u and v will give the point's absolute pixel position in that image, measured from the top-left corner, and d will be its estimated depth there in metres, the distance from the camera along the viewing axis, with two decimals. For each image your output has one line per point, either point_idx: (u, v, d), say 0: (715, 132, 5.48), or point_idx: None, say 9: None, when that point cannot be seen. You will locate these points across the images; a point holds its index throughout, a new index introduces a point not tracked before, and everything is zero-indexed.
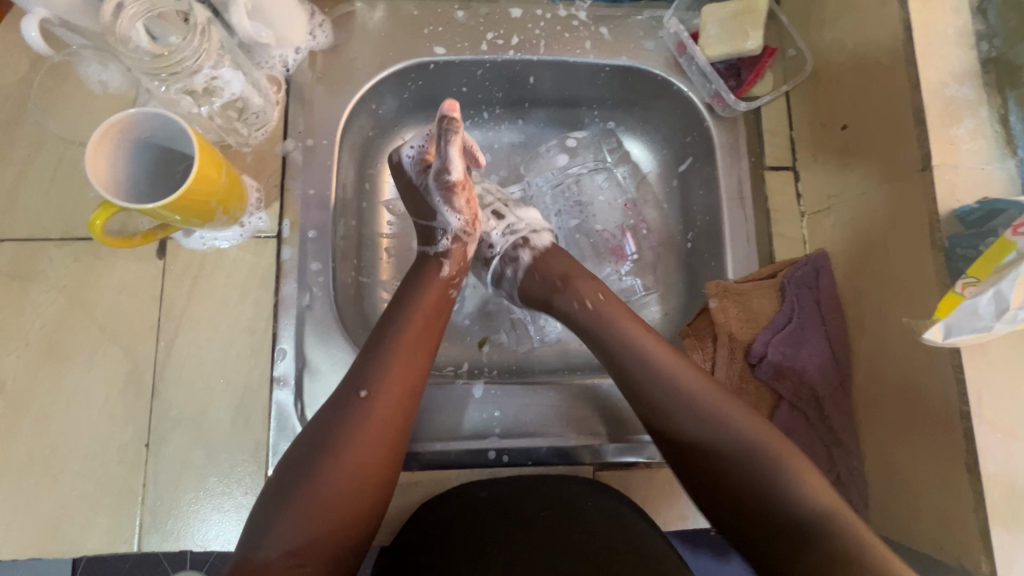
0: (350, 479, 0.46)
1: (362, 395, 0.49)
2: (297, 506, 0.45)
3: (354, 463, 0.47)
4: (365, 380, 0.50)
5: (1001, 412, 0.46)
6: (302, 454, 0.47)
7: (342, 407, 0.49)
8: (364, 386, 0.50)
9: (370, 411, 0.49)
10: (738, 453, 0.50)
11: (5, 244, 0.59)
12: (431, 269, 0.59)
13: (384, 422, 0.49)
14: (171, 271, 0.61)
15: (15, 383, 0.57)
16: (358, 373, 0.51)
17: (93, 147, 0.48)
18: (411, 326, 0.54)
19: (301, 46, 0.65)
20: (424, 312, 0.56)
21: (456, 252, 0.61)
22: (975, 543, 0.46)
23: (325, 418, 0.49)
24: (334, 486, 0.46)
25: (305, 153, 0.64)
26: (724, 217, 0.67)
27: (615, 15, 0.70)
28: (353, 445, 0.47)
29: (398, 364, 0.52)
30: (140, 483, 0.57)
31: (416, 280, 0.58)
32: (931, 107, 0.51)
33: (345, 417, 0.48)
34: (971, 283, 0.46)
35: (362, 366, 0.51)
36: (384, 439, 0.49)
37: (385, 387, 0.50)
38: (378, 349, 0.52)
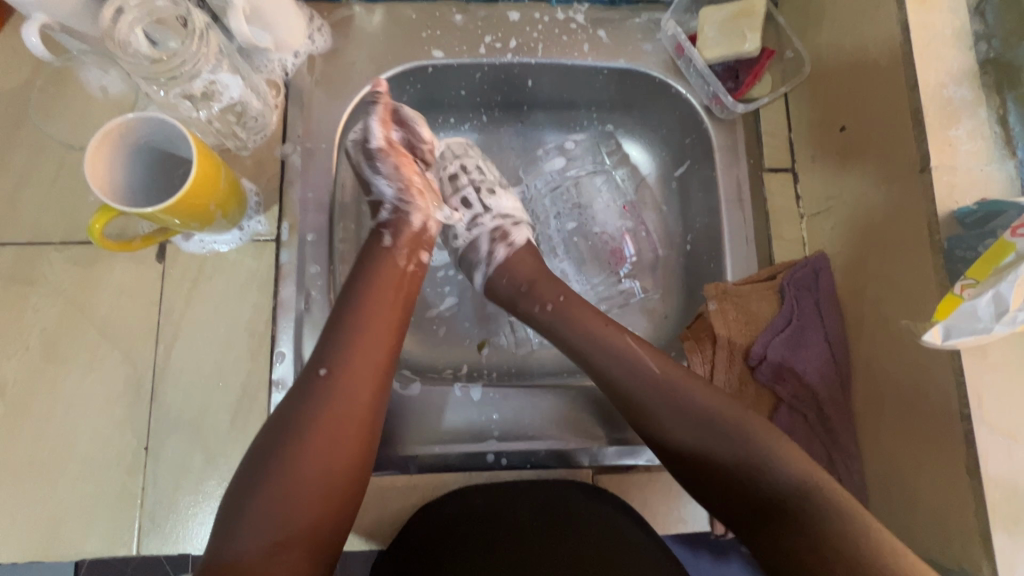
0: (315, 460, 0.46)
1: (322, 373, 0.50)
2: (269, 490, 0.45)
3: (315, 441, 0.47)
4: (324, 359, 0.50)
5: (1001, 414, 0.46)
6: (266, 440, 0.47)
7: (304, 389, 0.49)
8: (323, 365, 0.50)
9: (331, 389, 0.49)
10: (702, 435, 0.52)
11: (6, 249, 0.59)
12: (377, 246, 0.58)
13: (346, 399, 0.49)
14: (170, 275, 0.61)
15: (15, 387, 0.57)
16: (319, 352, 0.51)
17: (92, 152, 0.49)
18: (371, 306, 0.54)
19: (300, 50, 0.66)
20: (384, 286, 0.55)
21: (401, 224, 0.60)
22: (976, 546, 0.46)
23: (289, 401, 0.49)
24: (304, 467, 0.46)
25: (304, 156, 0.64)
26: (723, 219, 0.67)
27: (613, 18, 0.70)
28: (314, 425, 0.47)
29: (357, 342, 0.51)
30: (139, 487, 0.57)
31: (372, 260, 0.58)
32: (929, 108, 0.50)
33: (306, 398, 0.48)
34: (970, 284, 0.45)
35: (323, 346, 0.51)
36: (348, 418, 0.49)
37: (346, 366, 0.50)
38: (337, 328, 0.52)
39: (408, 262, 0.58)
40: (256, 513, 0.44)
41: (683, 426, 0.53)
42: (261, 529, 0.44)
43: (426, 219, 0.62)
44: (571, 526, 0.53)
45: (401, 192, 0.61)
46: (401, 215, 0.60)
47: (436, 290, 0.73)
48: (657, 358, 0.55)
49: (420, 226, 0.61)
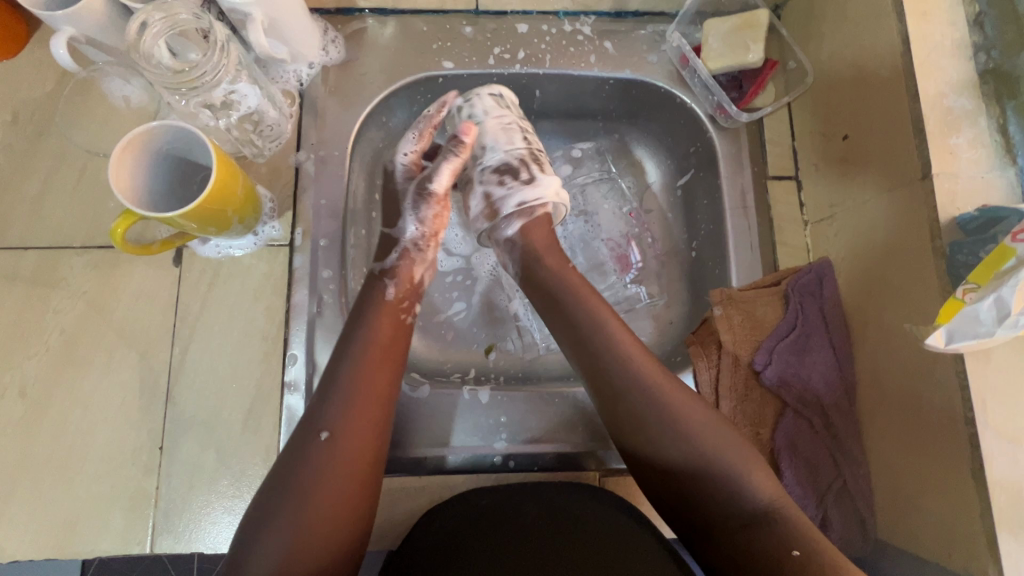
0: (324, 519, 0.46)
1: (323, 437, 0.49)
2: (272, 550, 0.45)
3: (318, 506, 0.46)
4: (326, 421, 0.50)
5: (1006, 418, 0.46)
6: (269, 506, 0.47)
7: (301, 448, 0.49)
8: (325, 428, 0.49)
9: (332, 452, 0.49)
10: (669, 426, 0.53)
11: (29, 252, 0.61)
12: (377, 296, 0.58)
13: (344, 460, 0.49)
14: (187, 278, 0.62)
15: (34, 387, 0.59)
16: (315, 411, 0.50)
17: (116, 161, 0.50)
18: (374, 364, 0.53)
19: (315, 62, 0.68)
20: (385, 343, 0.55)
21: (403, 274, 0.60)
22: (982, 551, 0.46)
23: (286, 462, 0.49)
24: (313, 528, 0.46)
25: (317, 164, 0.66)
26: (728, 225, 0.68)
27: (619, 30, 0.72)
28: (315, 489, 0.47)
29: (360, 404, 0.51)
30: (153, 486, 0.58)
31: (369, 310, 0.57)
32: (930, 117, 0.51)
33: (306, 462, 0.48)
34: (972, 288, 0.46)
35: (318, 405, 0.51)
36: (353, 475, 0.49)
37: (346, 427, 0.50)
38: (338, 387, 0.52)
39: (406, 313, 0.58)
40: (269, 569, 0.44)
41: (651, 428, 0.53)
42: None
43: (421, 272, 0.62)
44: (582, 533, 0.53)
45: (417, 232, 0.63)
46: (403, 260, 0.61)
47: (444, 295, 0.74)
48: (643, 360, 0.55)
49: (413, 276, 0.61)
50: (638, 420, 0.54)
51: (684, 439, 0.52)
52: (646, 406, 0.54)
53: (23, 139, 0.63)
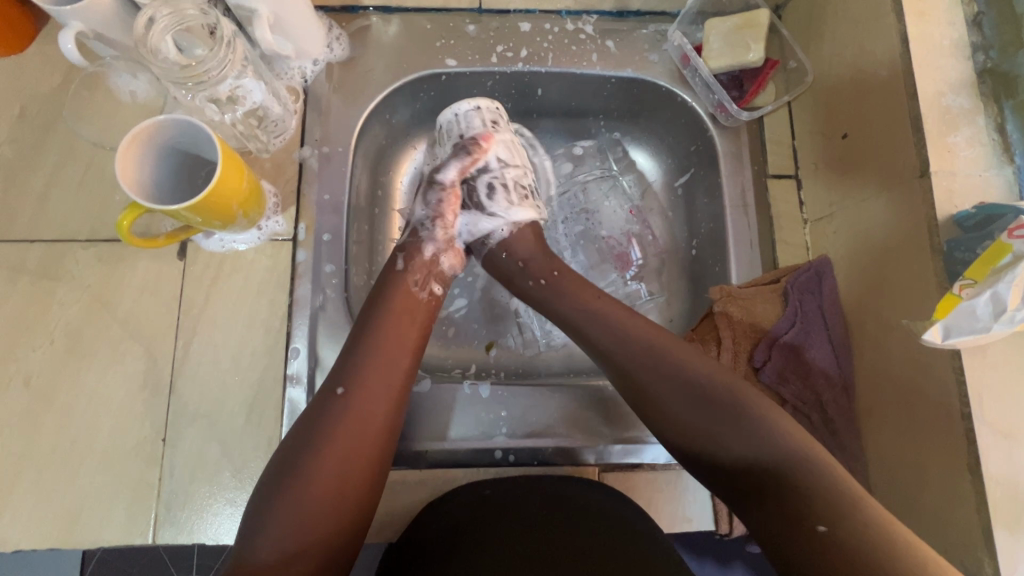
0: (333, 476, 0.48)
1: (338, 392, 0.51)
2: (284, 505, 0.47)
3: (333, 461, 0.48)
4: (342, 379, 0.52)
5: (1002, 413, 0.46)
6: (286, 459, 0.49)
7: (320, 409, 0.51)
8: (340, 385, 0.52)
9: (346, 407, 0.50)
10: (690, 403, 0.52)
11: (35, 244, 0.62)
12: (397, 275, 0.59)
13: (362, 421, 0.50)
14: (191, 272, 0.63)
15: (39, 378, 0.59)
16: (338, 371, 0.53)
17: (123, 153, 0.51)
18: (388, 330, 0.55)
19: (319, 59, 0.68)
20: (399, 309, 0.57)
21: (413, 249, 0.61)
22: (978, 544, 0.46)
23: (305, 424, 0.50)
24: (324, 484, 0.48)
25: (321, 160, 0.67)
26: (728, 223, 0.68)
27: (621, 29, 0.72)
28: (330, 442, 0.49)
29: (376, 366, 0.53)
30: (156, 477, 0.58)
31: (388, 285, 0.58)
32: (928, 115, 0.52)
33: (322, 417, 0.50)
34: (969, 284, 0.46)
35: (343, 367, 0.53)
36: (367, 436, 0.50)
37: (360, 386, 0.52)
38: (356, 349, 0.54)
39: (415, 287, 0.59)
40: (276, 522, 0.46)
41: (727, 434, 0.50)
42: (276, 544, 0.46)
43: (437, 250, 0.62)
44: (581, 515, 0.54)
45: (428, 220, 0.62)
46: (415, 242, 0.61)
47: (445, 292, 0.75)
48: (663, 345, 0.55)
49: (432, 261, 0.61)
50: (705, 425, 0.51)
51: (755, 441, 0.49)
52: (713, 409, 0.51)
53: (30, 133, 0.64)
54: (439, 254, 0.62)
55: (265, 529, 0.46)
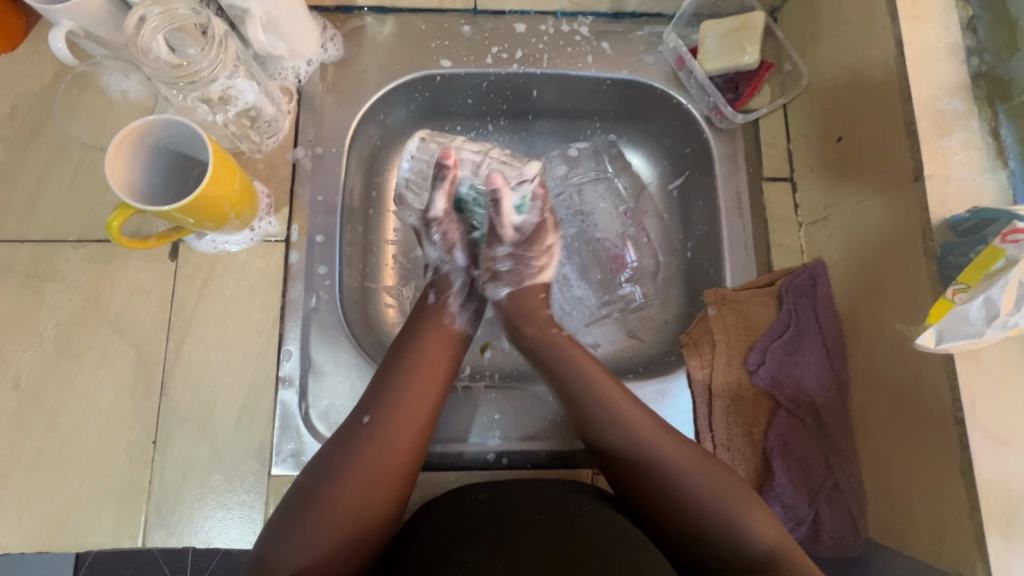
0: (360, 500, 0.49)
1: (366, 421, 0.52)
2: (309, 523, 0.47)
3: (357, 487, 0.49)
4: (369, 406, 0.53)
5: (995, 418, 0.46)
6: (309, 483, 0.49)
7: (349, 434, 0.52)
8: (366, 412, 0.52)
9: (371, 435, 0.51)
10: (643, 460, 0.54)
11: (25, 244, 0.61)
12: (428, 306, 0.62)
13: (391, 449, 0.51)
14: (183, 272, 0.63)
15: (28, 379, 0.59)
16: (367, 399, 0.53)
17: (112, 153, 0.50)
18: (416, 359, 0.56)
19: (313, 59, 0.68)
20: (431, 339, 0.58)
21: (444, 283, 0.64)
22: (971, 550, 0.46)
23: (334, 445, 0.51)
24: (348, 506, 0.48)
25: (315, 161, 0.66)
26: (723, 225, 0.68)
27: (616, 30, 0.72)
28: (354, 469, 0.49)
29: (405, 395, 0.54)
30: (147, 480, 0.58)
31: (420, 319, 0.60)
32: (922, 119, 0.52)
33: (347, 444, 0.51)
34: (961, 289, 0.46)
35: (372, 395, 0.54)
36: (393, 465, 0.51)
37: (389, 413, 0.52)
38: (386, 377, 0.55)
39: (450, 316, 0.62)
40: (299, 540, 0.46)
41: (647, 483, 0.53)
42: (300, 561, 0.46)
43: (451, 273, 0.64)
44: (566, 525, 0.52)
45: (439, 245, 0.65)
46: (442, 277, 0.64)
47: None
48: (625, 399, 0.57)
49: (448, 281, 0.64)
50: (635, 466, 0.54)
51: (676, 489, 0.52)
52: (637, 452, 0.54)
53: (21, 132, 0.63)
54: (452, 273, 0.64)
55: (289, 544, 0.46)
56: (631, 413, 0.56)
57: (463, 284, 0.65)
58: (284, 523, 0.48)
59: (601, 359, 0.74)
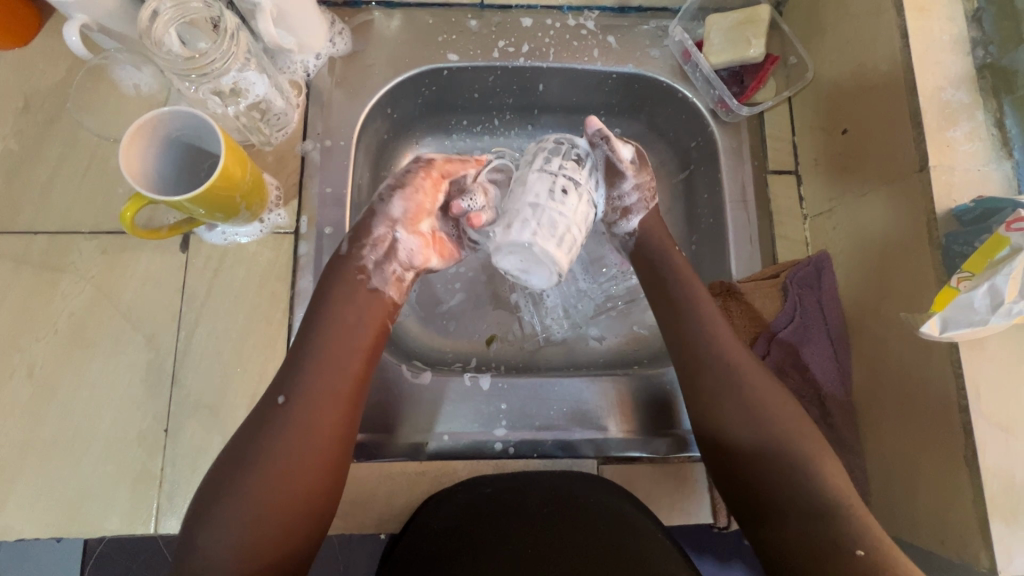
0: (282, 479, 0.47)
1: (280, 402, 0.49)
2: (234, 501, 0.46)
3: (276, 469, 0.47)
4: (283, 387, 0.50)
5: (999, 407, 0.47)
6: (229, 466, 0.47)
7: (263, 416, 0.49)
8: (281, 393, 0.49)
9: (289, 415, 0.48)
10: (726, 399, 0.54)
11: (39, 235, 0.62)
12: (353, 257, 0.56)
13: (308, 427, 0.48)
14: (193, 264, 0.63)
15: (42, 368, 0.60)
16: (281, 379, 0.50)
17: (127, 143, 0.51)
18: (330, 331, 0.52)
19: (321, 53, 0.69)
20: (340, 310, 0.54)
21: (362, 230, 0.57)
22: (974, 537, 0.47)
23: (246, 429, 0.49)
24: (268, 485, 0.46)
25: (323, 153, 0.67)
26: (728, 218, 0.69)
27: (622, 24, 0.73)
28: (272, 453, 0.47)
29: (317, 371, 0.50)
30: (158, 467, 0.59)
31: (338, 289, 0.55)
32: (927, 110, 0.52)
33: (263, 428, 0.48)
34: (966, 277, 0.47)
35: (286, 374, 0.51)
36: (315, 443, 0.48)
37: (301, 392, 0.49)
38: (301, 355, 0.51)
39: (364, 273, 0.56)
40: (218, 522, 0.45)
41: (730, 405, 0.53)
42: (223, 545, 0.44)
43: (391, 232, 0.57)
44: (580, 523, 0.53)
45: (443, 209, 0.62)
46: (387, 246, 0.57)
47: (447, 286, 0.75)
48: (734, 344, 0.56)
49: (388, 240, 0.57)
50: (717, 390, 0.54)
51: (753, 415, 0.52)
52: (727, 377, 0.54)
53: (35, 125, 0.64)
54: (397, 234, 0.57)
55: (218, 515, 0.45)
56: (733, 340, 0.56)
57: (407, 250, 0.58)
58: (206, 504, 0.46)
59: (605, 351, 0.75)
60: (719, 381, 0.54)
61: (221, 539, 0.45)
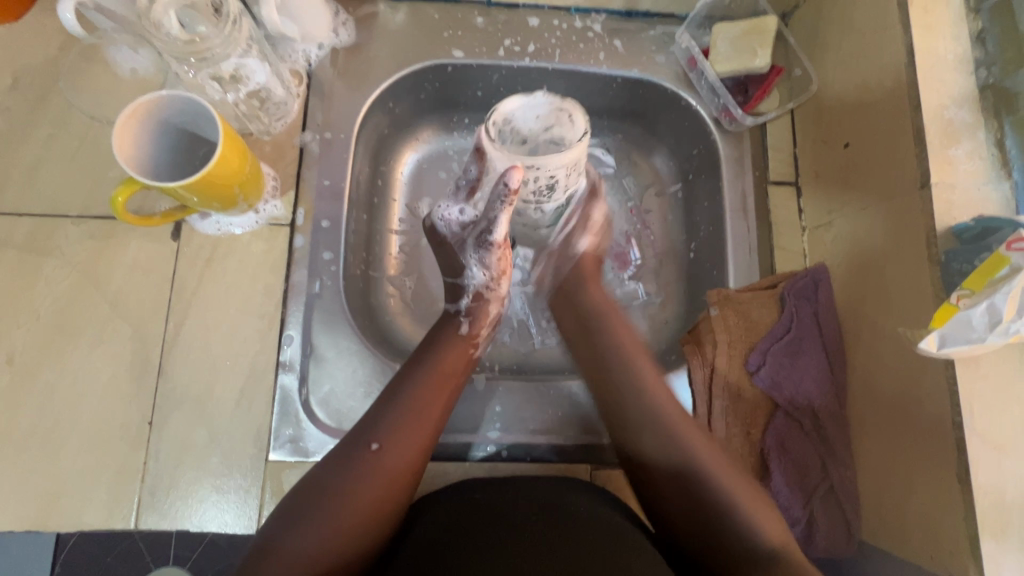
0: (363, 518, 0.49)
1: (373, 448, 0.51)
2: (310, 537, 0.47)
3: (362, 510, 0.49)
4: (377, 434, 0.52)
5: (991, 424, 0.47)
6: (310, 499, 0.49)
7: (354, 457, 0.51)
8: (374, 440, 0.52)
9: (379, 463, 0.51)
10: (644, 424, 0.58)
11: (23, 218, 0.60)
12: (451, 328, 0.62)
13: (398, 476, 0.51)
14: (184, 253, 0.62)
15: (23, 355, 0.58)
16: (372, 425, 0.53)
17: (120, 128, 0.50)
18: (430, 386, 0.56)
19: (324, 43, 0.68)
20: (445, 366, 0.58)
21: (479, 313, 0.63)
22: (964, 553, 0.47)
23: (332, 464, 0.51)
24: (354, 519, 0.48)
25: (323, 145, 0.65)
26: (727, 227, 0.69)
27: (629, 29, 0.72)
28: (359, 497, 0.49)
29: (413, 422, 0.53)
30: (141, 461, 0.57)
31: (440, 339, 0.60)
32: (931, 128, 0.53)
33: (352, 468, 0.50)
34: (966, 294, 0.47)
35: (376, 416, 0.53)
36: (397, 490, 0.51)
37: (397, 442, 0.52)
38: (395, 403, 0.54)
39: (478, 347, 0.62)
40: (299, 548, 0.46)
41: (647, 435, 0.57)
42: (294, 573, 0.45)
43: (502, 309, 0.65)
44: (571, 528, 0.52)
45: (491, 280, 0.63)
46: (479, 305, 0.64)
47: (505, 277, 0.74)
48: (629, 344, 0.63)
49: (500, 315, 0.65)
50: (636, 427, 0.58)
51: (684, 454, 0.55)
52: (637, 399, 0.59)
53: (23, 104, 0.62)
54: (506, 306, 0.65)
55: (295, 543, 0.47)
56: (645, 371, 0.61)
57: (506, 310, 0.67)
58: (278, 536, 0.47)
59: None
60: (640, 417, 0.58)
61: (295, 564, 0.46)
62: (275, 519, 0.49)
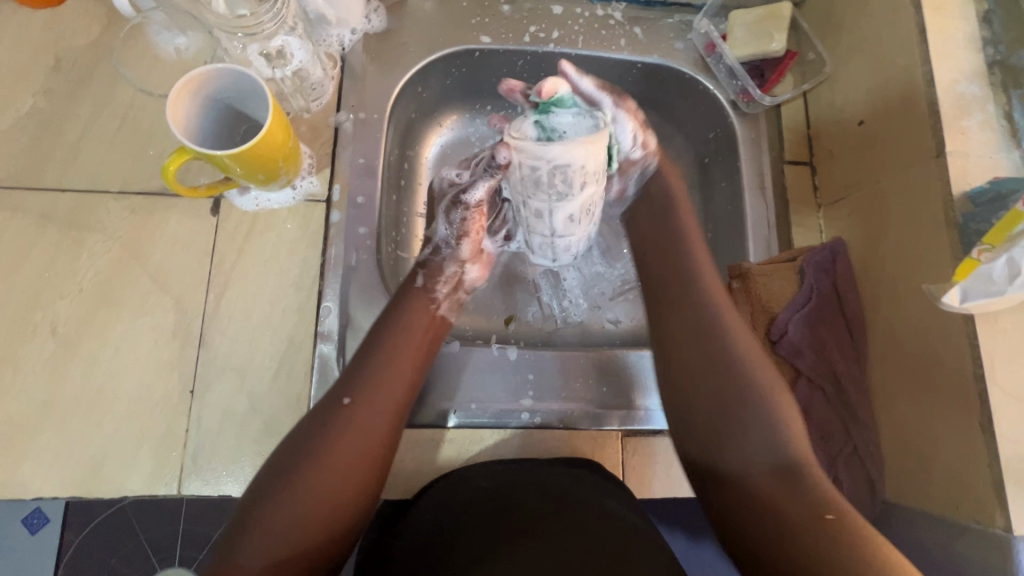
0: (339, 473, 0.50)
1: (346, 403, 0.52)
2: (287, 495, 0.48)
3: (334, 463, 0.50)
4: (350, 389, 0.53)
5: (1011, 376, 0.50)
6: (288, 457, 0.50)
7: (326, 414, 0.52)
8: (347, 395, 0.53)
9: (351, 416, 0.52)
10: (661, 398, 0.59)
11: (65, 193, 0.62)
12: (409, 280, 0.63)
13: (369, 430, 0.52)
14: (224, 228, 0.63)
15: (66, 325, 0.59)
16: (346, 382, 0.54)
17: (174, 99, 0.52)
18: (398, 345, 0.57)
19: (357, 28, 0.70)
20: (415, 326, 0.59)
21: (435, 267, 0.65)
22: (990, 499, 0.49)
23: (310, 423, 0.52)
24: (331, 475, 0.49)
25: (357, 125, 0.68)
26: (746, 204, 0.71)
27: (648, 17, 0.76)
28: (333, 451, 0.50)
29: (382, 379, 0.55)
30: (183, 429, 0.58)
31: (406, 299, 0.61)
32: (944, 100, 0.56)
33: (326, 423, 0.51)
34: (986, 249, 0.50)
35: (350, 376, 0.55)
36: (367, 443, 0.51)
37: (368, 396, 0.53)
38: (368, 361, 0.55)
39: (434, 301, 0.62)
40: (277, 507, 0.48)
41: None
42: (272, 532, 0.47)
43: (461, 270, 0.67)
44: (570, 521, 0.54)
45: (453, 239, 0.65)
46: (436, 261, 0.65)
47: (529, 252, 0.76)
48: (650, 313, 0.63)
49: (457, 277, 0.66)
50: None
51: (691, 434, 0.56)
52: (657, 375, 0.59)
53: (66, 83, 0.64)
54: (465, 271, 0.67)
55: (274, 500, 0.48)
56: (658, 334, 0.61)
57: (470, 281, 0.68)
58: (260, 497, 0.49)
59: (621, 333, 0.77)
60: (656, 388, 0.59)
61: (273, 523, 0.47)
62: (257, 483, 0.50)
